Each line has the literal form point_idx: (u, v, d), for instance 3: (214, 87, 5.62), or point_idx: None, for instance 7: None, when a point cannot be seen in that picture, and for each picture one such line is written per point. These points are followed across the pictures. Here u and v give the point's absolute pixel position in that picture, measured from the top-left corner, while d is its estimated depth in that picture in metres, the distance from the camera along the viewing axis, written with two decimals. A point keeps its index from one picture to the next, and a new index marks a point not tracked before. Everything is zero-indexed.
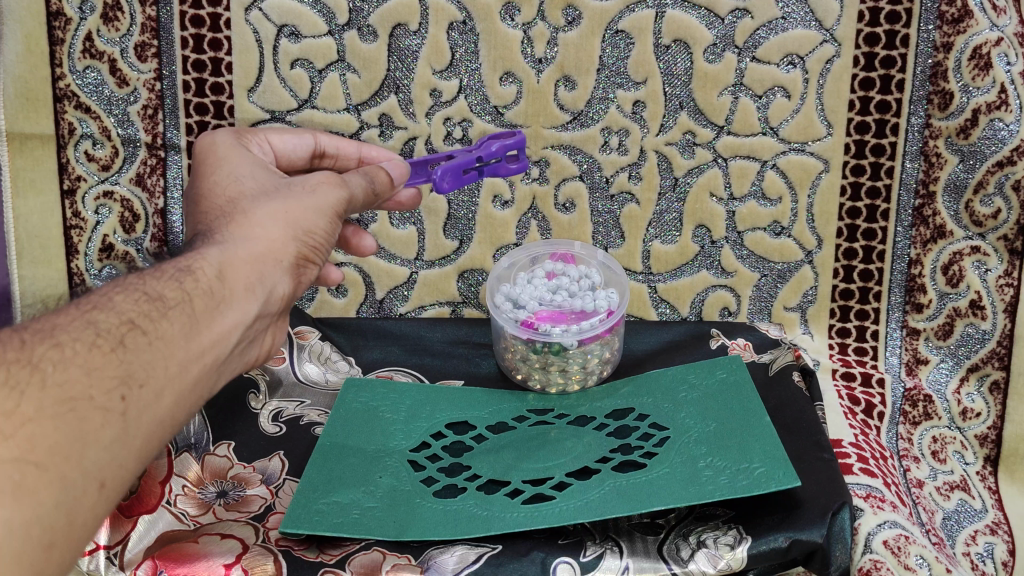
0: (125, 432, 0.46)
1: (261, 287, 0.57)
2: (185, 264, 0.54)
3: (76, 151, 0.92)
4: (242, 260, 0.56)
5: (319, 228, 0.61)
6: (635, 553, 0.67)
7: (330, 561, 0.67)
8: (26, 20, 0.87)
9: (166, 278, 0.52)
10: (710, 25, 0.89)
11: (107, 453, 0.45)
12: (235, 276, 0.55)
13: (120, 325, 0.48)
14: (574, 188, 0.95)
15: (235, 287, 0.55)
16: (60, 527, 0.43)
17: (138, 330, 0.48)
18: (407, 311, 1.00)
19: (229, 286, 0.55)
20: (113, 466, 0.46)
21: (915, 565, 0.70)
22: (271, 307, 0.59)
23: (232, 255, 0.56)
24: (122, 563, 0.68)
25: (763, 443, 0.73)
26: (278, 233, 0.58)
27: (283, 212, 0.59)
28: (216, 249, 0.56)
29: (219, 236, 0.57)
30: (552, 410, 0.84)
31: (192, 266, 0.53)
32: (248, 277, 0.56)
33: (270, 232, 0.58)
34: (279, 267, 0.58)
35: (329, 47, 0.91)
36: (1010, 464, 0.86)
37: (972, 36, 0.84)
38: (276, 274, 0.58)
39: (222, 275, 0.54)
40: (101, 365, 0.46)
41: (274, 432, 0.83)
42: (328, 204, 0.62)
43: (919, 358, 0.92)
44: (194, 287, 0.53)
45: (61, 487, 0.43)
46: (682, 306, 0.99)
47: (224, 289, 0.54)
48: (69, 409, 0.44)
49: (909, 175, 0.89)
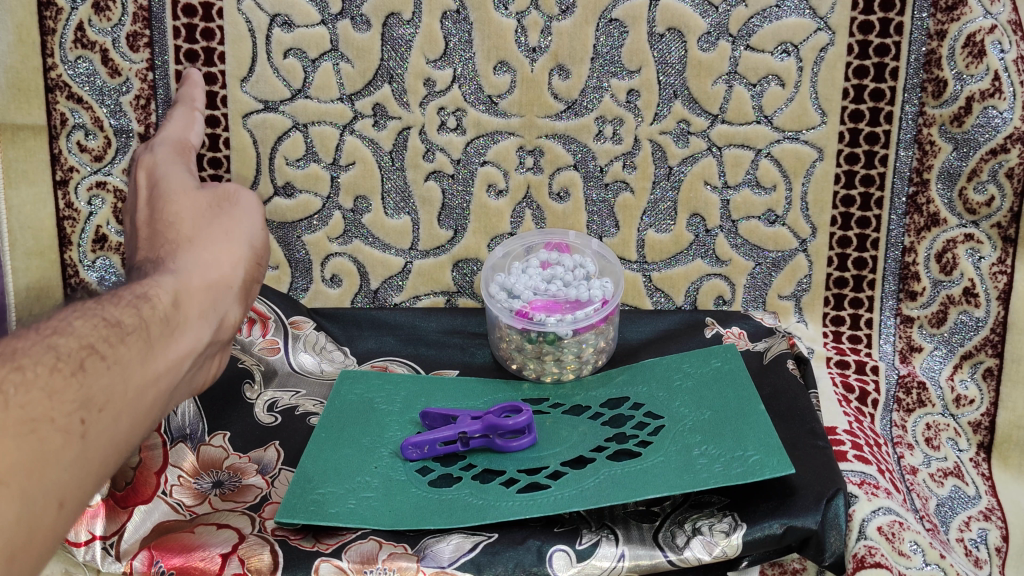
0: (85, 453, 0.46)
1: (213, 312, 0.61)
2: (142, 292, 0.57)
3: (69, 142, 0.91)
4: (197, 288, 0.61)
5: (256, 239, 0.70)
6: (631, 541, 0.67)
7: (326, 550, 0.67)
8: (17, 11, 0.87)
9: (125, 305, 0.54)
10: (704, 13, 0.89)
11: (66, 473, 0.44)
12: (189, 303, 0.59)
13: (80, 349, 0.48)
14: (568, 177, 0.95)
15: (189, 312, 0.59)
16: (21, 542, 0.41)
17: (98, 354, 0.49)
18: (402, 301, 1.00)
19: (184, 312, 0.58)
20: (72, 486, 0.45)
21: (910, 551, 0.69)
22: (221, 334, 0.63)
23: (186, 282, 0.61)
24: (119, 553, 0.69)
25: (757, 432, 0.73)
26: (223, 261, 0.66)
27: (221, 232, 0.68)
28: (170, 277, 0.61)
29: (172, 265, 0.63)
30: (547, 400, 0.84)
31: (148, 295, 0.56)
32: (201, 304, 0.60)
33: (218, 260, 0.65)
34: (230, 294, 0.64)
35: (322, 37, 0.91)
36: (1004, 450, 0.87)
37: (966, 23, 0.84)
38: (227, 300, 0.63)
39: (177, 302, 0.58)
40: (61, 389, 0.45)
41: (270, 422, 0.83)
42: (251, 207, 0.73)
43: (913, 345, 0.93)
44: (151, 314, 0.55)
45: (23, 500, 0.41)
46: (677, 294, 0.99)
47: (179, 315, 0.58)
48: (31, 430, 0.43)
49: (903, 162, 0.89)
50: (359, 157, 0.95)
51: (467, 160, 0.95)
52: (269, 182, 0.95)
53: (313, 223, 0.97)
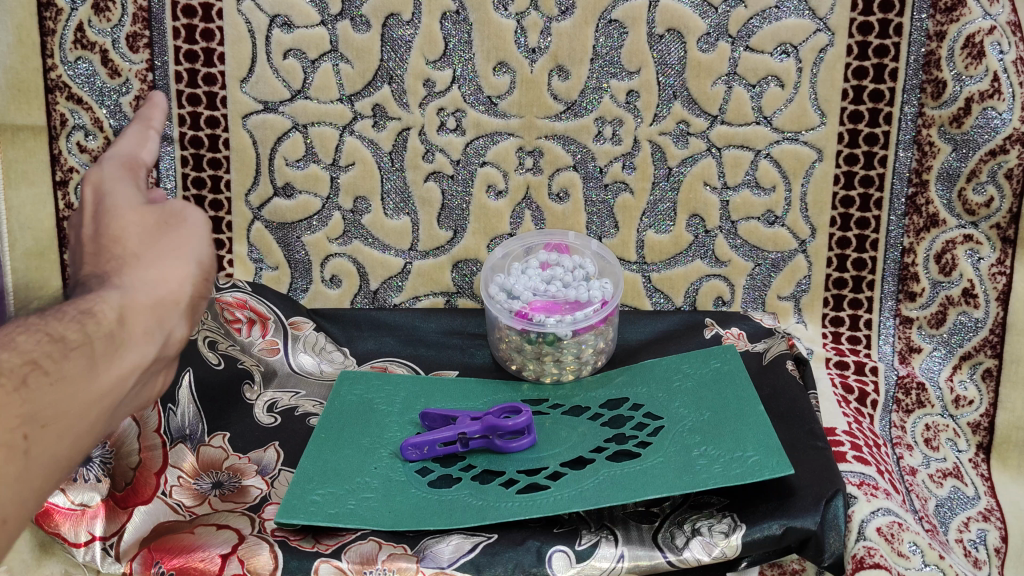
0: (27, 470, 0.44)
1: (160, 330, 0.54)
2: (85, 306, 0.52)
3: (68, 143, 0.91)
4: (143, 304, 0.54)
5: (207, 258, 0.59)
6: (631, 541, 0.67)
7: (326, 551, 0.67)
8: (17, 11, 0.87)
9: (68, 320, 0.50)
10: (704, 14, 0.89)
11: (7, 491, 0.43)
12: (135, 320, 0.53)
13: (23, 365, 0.46)
14: (568, 178, 0.95)
15: (134, 330, 0.52)
16: None
17: (41, 369, 0.46)
18: (402, 301, 1.00)
19: (129, 329, 0.52)
20: (14, 502, 0.43)
21: (909, 552, 0.69)
22: (171, 352, 0.56)
23: (133, 298, 0.54)
24: (118, 553, 0.69)
25: (757, 433, 0.73)
26: (174, 274, 0.57)
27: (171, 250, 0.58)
28: (116, 293, 0.54)
29: (117, 279, 0.56)
30: (546, 401, 0.84)
31: (93, 309, 0.52)
32: (147, 321, 0.53)
33: (166, 272, 0.57)
34: (178, 311, 0.56)
35: (322, 37, 0.91)
36: (1003, 450, 0.86)
37: (965, 24, 0.84)
38: (176, 317, 0.55)
39: (122, 319, 0.52)
40: (3, 404, 0.44)
41: (270, 423, 0.83)
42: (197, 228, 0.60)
43: (912, 346, 0.93)
44: (96, 329, 0.51)
45: None
46: (676, 295, 0.99)
47: (123, 332, 0.52)
48: None
49: (903, 163, 0.89)
50: (359, 158, 0.95)
51: (466, 161, 0.95)
52: (269, 182, 0.96)
53: (313, 223, 0.97)
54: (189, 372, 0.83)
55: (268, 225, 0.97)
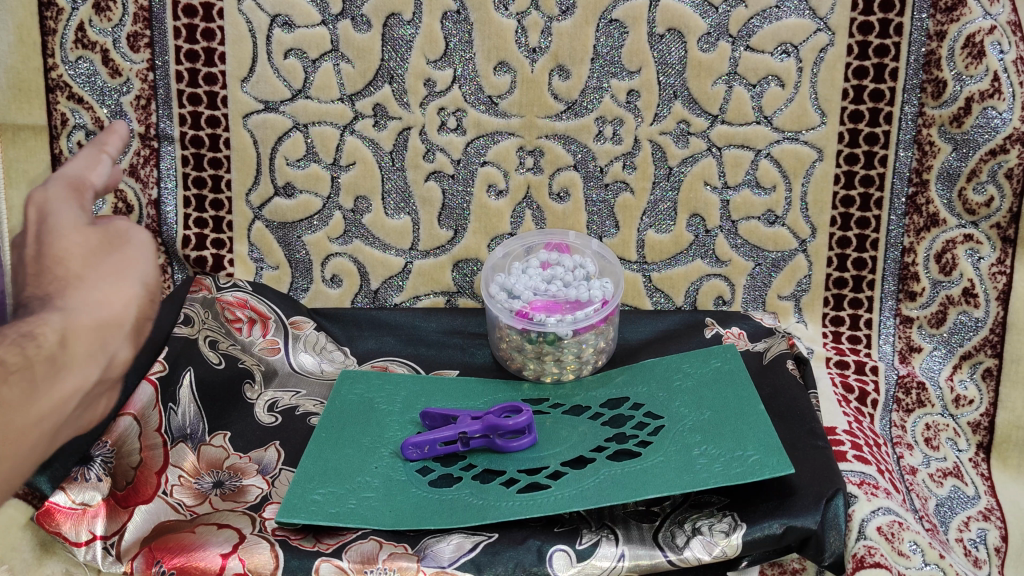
0: None
1: (102, 352, 0.71)
2: (27, 329, 0.65)
3: (69, 143, 0.91)
4: (84, 325, 0.68)
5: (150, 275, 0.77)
6: (631, 540, 0.67)
7: (327, 550, 0.67)
8: (17, 11, 0.86)
9: (10, 344, 0.63)
10: (704, 13, 0.89)
11: None
12: (75, 340, 0.67)
13: None
14: (568, 177, 0.95)
15: (74, 350, 0.67)
16: None
17: None
18: (402, 301, 1.00)
19: (70, 350, 0.67)
20: None
21: (909, 551, 0.69)
22: (112, 373, 0.73)
23: (74, 321, 0.67)
24: (120, 552, 0.69)
25: (757, 432, 0.73)
26: (122, 299, 0.73)
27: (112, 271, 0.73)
28: (58, 315, 0.67)
29: (58, 300, 0.67)
30: (547, 400, 0.84)
31: (35, 333, 0.65)
32: (91, 344, 0.69)
33: (115, 302, 0.72)
34: (119, 334, 0.73)
35: (322, 37, 0.91)
36: (1003, 450, 0.87)
37: (965, 24, 0.84)
38: (116, 339, 0.72)
39: (63, 341, 0.66)
40: None
41: (271, 422, 0.83)
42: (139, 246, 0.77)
43: (913, 345, 0.93)
44: (36, 352, 0.64)
45: None
46: (677, 295, 0.99)
47: (65, 354, 0.66)
48: None
49: (903, 163, 0.89)
50: (359, 157, 0.95)
51: (467, 161, 0.95)
52: (270, 182, 0.96)
53: (314, 223, 0.97)
54: (190, 372, 0.83)
55: (268, 225, 0.97)
